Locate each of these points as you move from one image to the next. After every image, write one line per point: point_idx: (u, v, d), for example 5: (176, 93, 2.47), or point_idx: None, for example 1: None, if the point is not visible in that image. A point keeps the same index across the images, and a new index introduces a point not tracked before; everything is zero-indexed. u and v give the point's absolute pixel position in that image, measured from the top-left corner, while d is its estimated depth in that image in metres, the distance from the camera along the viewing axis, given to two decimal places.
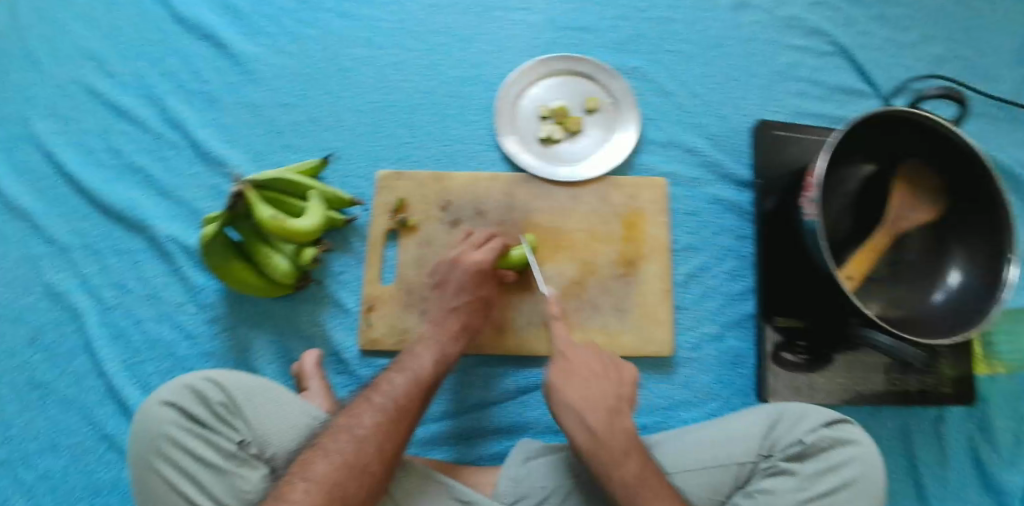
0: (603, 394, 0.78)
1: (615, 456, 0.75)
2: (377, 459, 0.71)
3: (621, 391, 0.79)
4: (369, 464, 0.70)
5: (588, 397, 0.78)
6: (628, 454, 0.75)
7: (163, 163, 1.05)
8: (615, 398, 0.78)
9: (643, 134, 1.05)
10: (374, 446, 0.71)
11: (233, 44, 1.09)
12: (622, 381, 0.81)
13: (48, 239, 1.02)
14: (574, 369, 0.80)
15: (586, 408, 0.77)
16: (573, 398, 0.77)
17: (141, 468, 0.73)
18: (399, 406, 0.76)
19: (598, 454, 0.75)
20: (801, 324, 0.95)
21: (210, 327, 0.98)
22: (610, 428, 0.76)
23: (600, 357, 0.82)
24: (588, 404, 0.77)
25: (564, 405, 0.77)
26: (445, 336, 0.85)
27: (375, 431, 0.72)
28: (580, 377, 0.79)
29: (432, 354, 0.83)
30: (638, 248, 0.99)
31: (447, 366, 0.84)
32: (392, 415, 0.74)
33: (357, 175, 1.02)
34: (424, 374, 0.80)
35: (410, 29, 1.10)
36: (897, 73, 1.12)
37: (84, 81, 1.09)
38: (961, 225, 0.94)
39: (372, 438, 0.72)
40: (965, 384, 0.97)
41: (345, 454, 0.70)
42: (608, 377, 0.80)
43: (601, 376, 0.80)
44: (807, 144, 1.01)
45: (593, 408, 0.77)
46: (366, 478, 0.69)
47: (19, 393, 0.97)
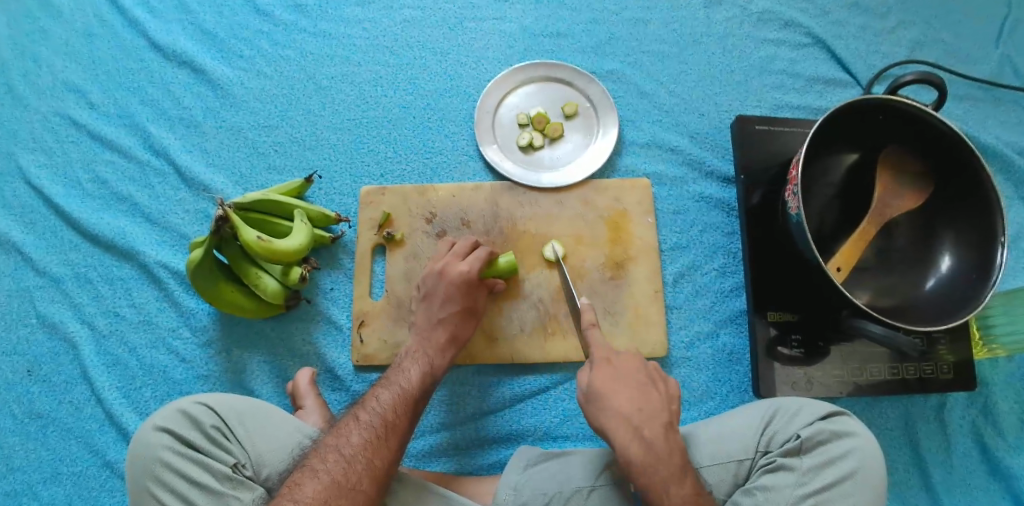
0: (655, 410, 0.76)
1: (672, 474, 0.72)
2: (367, 477, 0.70)
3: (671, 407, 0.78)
4: (359, 483, 0.70)
5: (643, 410, 0.76)
6: (683, 475, 0.72)
7: (150, 190, 1.06)
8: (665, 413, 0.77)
9: (623, 135, 1.06)
10: (364, 464, 0.71)
11: (212, 70, 1.11)
12: (670, 397, 0.79)
13: (41, 271, 1.04)
14: (624, 380, 0.78)
15: (642, 423, 0.75)
16: (628, 410, 0.75)
17: (139, 494, 0.73)
18: (387, 422, 0.75)
19: (654, 472, 0.72)
20: (795, 317, 0.94)
21: (203, 350, 0.99)
22: (667, 443, 0.74)
23: (647, 368, 0.80)
24: (646, 420, 0.75)
25: (618, 418, 0.75)
26: (433, 349, 0.85)
27: (363, 448, 0.72)
28: (631, 390, 0.77)
29: (419, 368, 0.83)
30: (626, 249, 0.98)
31: (435, 379, 0.83)
32: (380, 431, 0.74)
33: (341, 192, 1.03)
34: (412, 389, 0.80)
35: (387, 45, 1.11)
36: (874, 61, 1.12)
37: (68, 114, 1.11)
38: (951, 211, 0.93)
39: (361, 456, 0.71)
40: (966, 368, 0.95)
41: (335, 474, 0.69)
42: (657, 389, 0.78)
43: (648, 387, 0.78)
44: (787, 136, 1.01)
45: (649, 422, 0.75)
46: (356, 496, 0.69)
47: (18, 426, 0.98)
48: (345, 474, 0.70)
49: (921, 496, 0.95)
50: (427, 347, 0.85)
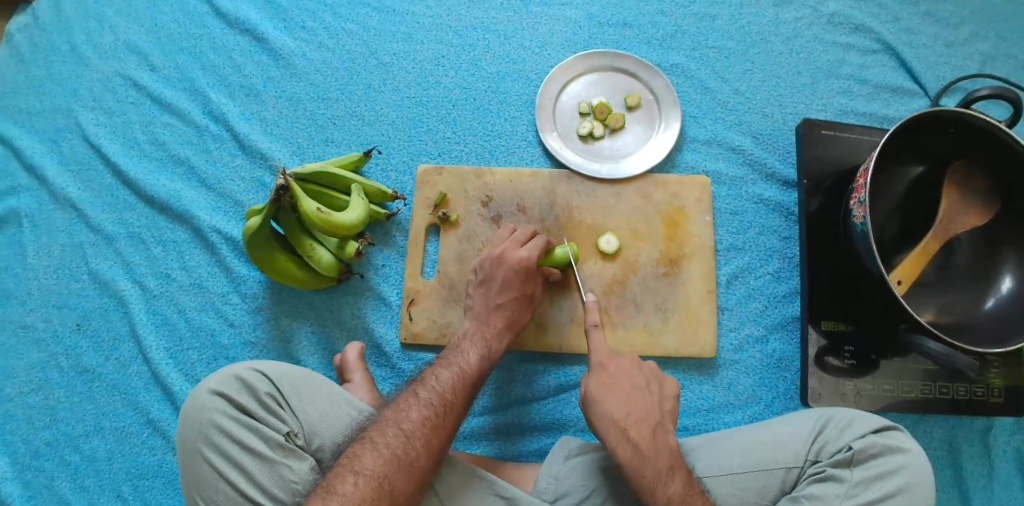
0: (658, 456, 0.73)
1: (659, 473, 0.72)
2: (425, 453, 0.71)
3: (651, 380, 0.80)
4: (416, 457, 0.70)
5: (632, 412, 0.76)
6: (673, 471, 0.73)
7: (207, 155, 1.06)
8: (642, 380, 0.80)
9: (683, 131, 1.04)
10: (423, 438, 0.71)
11: (274, 39, 1.10)
12: (664, 397, 0.80)
13: (96, 229, 1.04)
14: (618, 383, 0.79)
15: (631, 424, 0.75)
16: (617, 412, 0.76)
17: (190, 455, 0.73)
18: (446, 399, 0.76)
19: (642, 474, 0.73)
20: (849, 328, 0.93)
21: (252, 317, 1.00)
22: (653, 442, 0.74)
23: (643, 370, 0.81)
24: (635, 421, 0.75)
25: (608, 422, 0.76)
26: (491, 330, 0.86)
27: (423, 423, 0.73)
28: (622, 391, 0.78)
29: (478, 352, 0.83)
30: (683, 246, 0.97)
31: (492, 364, 0.84)
32: (440, 408, 0.75)
33: (398, 169, 1.03)
34: (471, 371, 0.81)
35: (450, 24, 1.10)
36: (945, 72, 1.09)
37: (128, 76, 1.11)
38: (1017, 231, 0.91)
39: (421, 430, 0.72)
40: (1017, 395, 0.94)
41: (395, 448, 0.70)
42: (650, 391, 0.79)
43: (643, 389, 0.79)
44: (854, 144, 0.99)
45: (638, 423, 0.76)
46: (412, 472, 0.69)
47: (66, 378, 0.99)
48: (406, 447, 0.70)
49: None
50: (483, 330, 0.86)
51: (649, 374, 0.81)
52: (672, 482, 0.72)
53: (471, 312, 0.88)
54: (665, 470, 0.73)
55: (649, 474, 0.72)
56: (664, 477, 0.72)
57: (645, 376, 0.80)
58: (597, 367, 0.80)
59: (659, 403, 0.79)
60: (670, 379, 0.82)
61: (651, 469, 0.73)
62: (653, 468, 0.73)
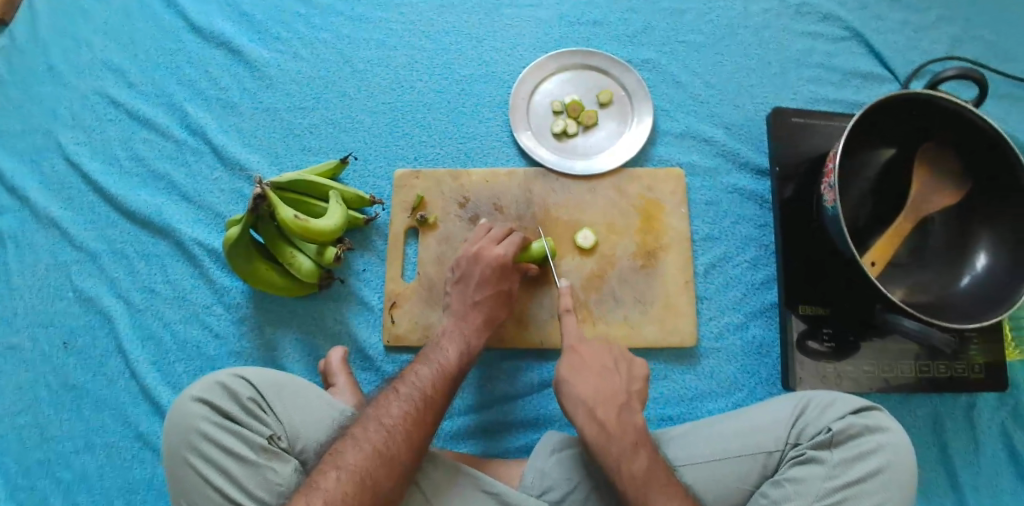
0: (624, 435, 0.74)
1: (625, 450, 0.73)
2: (407, 448, 0.71)
3: (620, 362, 0.81)
4: (398, 452, 0.70)
5: (600, 392, 0.77)
6: (638, 449, 0.74)
7: (187, 169, 1.07)
8: (609, 362, 0.80)
9: (657, 125, 1.06)
10: (405, 433, 0.72)
11: (249, 52, 1.11)
12: (633, 378, 0.80)
13: (79, 247, 1.05)
14: (588, 365, 0.80)
15: (598, 404, 0.76)
16: (586, 393, 0.77)
17: (175, 463, 0.74)
18: (427, 395, 0.77)
19: (607, 451, 0.73)
20: (827, 311, 0.94)
21: (236, 327, 1.00)
22: (620, 422, 0.75)
23: (614, 353, 0.81)
24: (602, 401, 0.76)
25: (576, 402, 0.77)
26: (468, 326, 0.86)
27: (405, 418, 0.73)
28: (591, 372, 0.79)
29: (459, 348, 0.84)
30: (659, 238, 0.98)
31: (471, 359, 0.84)
32: (421, 403, 0.75)
33: (376, 174, 1.04)
34: (450, 366, 0.81)
35: (423, 30, 1.12)
36: (913, 56, 1.10)
37: (107, 94, 1.12)
38: (989, 209, 0.92)
39: (403, 425, 0.72)
40: (998, 370, 0.94)
41: (377, 444, 0.70)
42: (619, 373, 0.80)
43: (611, 370, 0.80)
44: (824, 130, 1.00)
45: (605, 404, 0.76)
46: (394, 467, 0.69)
47: (54, 396, 1.00)
48: (387, 444, 0.71)
49: (946, 496, 0.95)
50: (462, 329, 0.86)
51: (617, 357, 0.81)
52: (636, 459, 0.73)
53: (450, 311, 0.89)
54: (630, 447, 0.74)
55: (615, 451, 0.73)
56: (629, 454, 0.73)
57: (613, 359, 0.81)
58: (568, 351, 0.81)
59: (627, 384, 0.79)
60: (640, 361, 0.83)
61: (616, 446, 0.73)
62: (619, 446, 0.73)
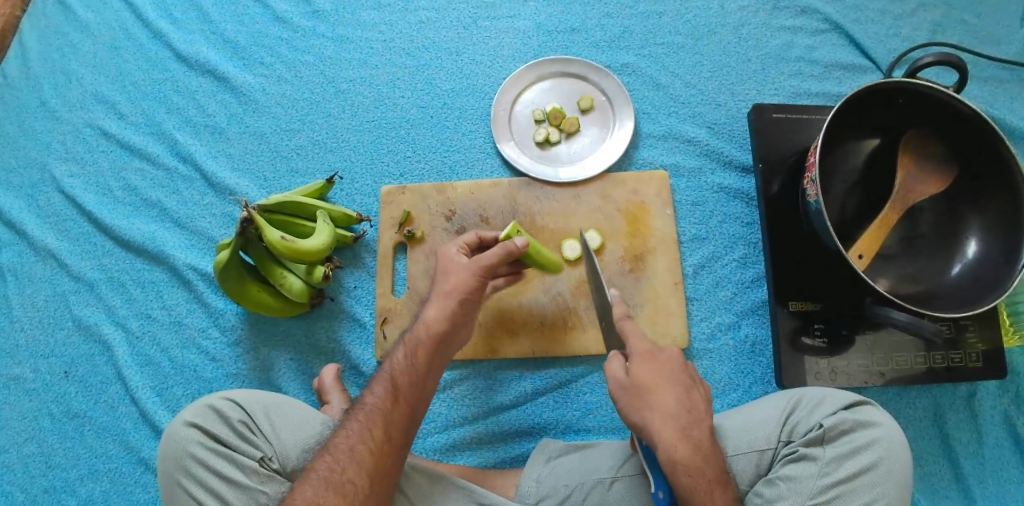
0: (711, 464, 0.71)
1: (712, 477, 0.70)
2: (356, 468, 0.71)
3: (693, 380, 0.76)
4: (346, 473, 0.70)
5: (691, 411, 0.73)
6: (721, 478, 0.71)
7: (178, 196, 1.09)
8: (687, 378, 0.76)
9: (638, 128, 1.06)
10: (348, 452, 0.72)
11: (234, 77, 1.13)
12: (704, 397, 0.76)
13: (76, 277, 1.07)
14: (667, 375, 0.74)
15: (693, 425, 0.72)
16: (677, 409, 0.72)
17: (170, 486, 0.75)
18: (369, 408, 0.76)
19: (700, 473, 0.69)
20: (818, 306, 0.93)
21: (232, 349, 1.02)
22: (711, 446, 0.72)
23: (688, 368, 0.77)
24: (694, 421, 0.72)
25: (666, 420, 0.71)
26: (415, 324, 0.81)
27: (348, 437, 0.73)
28: (677, 389, 0.74)
29: (406, 346, 0.80)
30: (646, 241, 0.98)
31: (421, 355, 0.79)
32: (363, 419, 0.75)
33: (362, 191, 1.05)
34: (395, 369, 0.79)
35: (403, 46, 1.13)
36: (894, 45, 1.10)
37: (98, 125, 1.14)
38: (976, 193, 0.90)
39: (347, 445, 0.72)
40: (996, 357, 0.92)
41: (322, 470, 0.71)
42: (697, 392, 0.75)
43: (690, 387, 0.75)
44: (805, 124, 1.00)
45: (697, 425, 0.73)
46: (344, 487, 0.69)
47: (58, 425, 1.01)
48: (331, 468, 0.71)
49: (949, 487, 0.94)
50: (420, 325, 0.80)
51: (693, 376, 0.77)
52: (723, 491, 0.70)
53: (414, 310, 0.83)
54: (716, 479, 0.70)
55: (703, 483, 0.69)
56: (715, 482, 0.70)
57: (687, 375, 0.77)
58: (649, 361, 0.74)
59: (705, 403, 0.75)
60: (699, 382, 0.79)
61: (710, 473, 0.70)
62: (709, 470, 0.70)
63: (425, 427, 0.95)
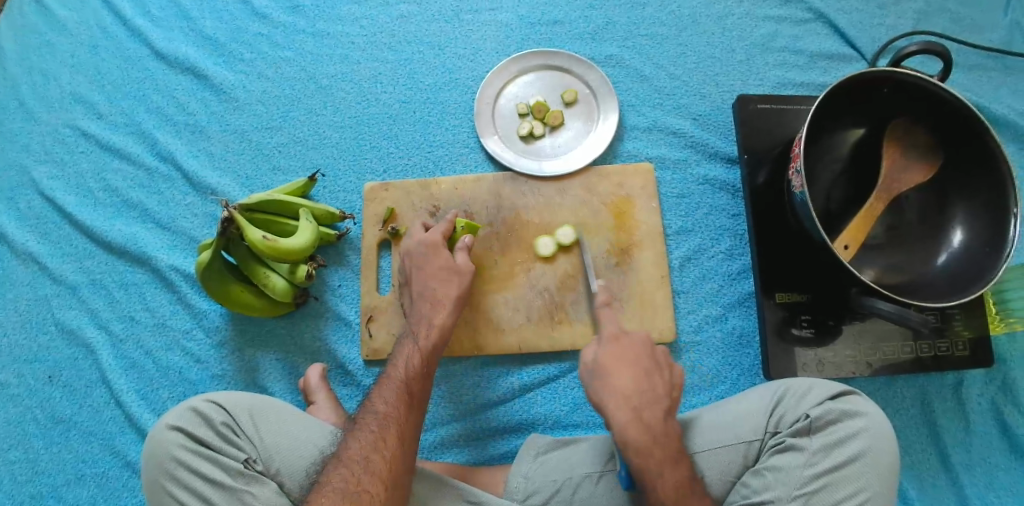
0: (664, 449, 0.71)
1: (664, 460, 0.70)
2: (371, 478, 0.70)
3: (661, 363, 0.76)
4: (360, 483, 0.70)
5: (643, 393, 0.73)
6: (676, 462, 0.71)
7: (159, 196, 1.08)
8: (651, 362, 0.75)
9: (623, 121, 1.05)
10: (363, 462, 0.71)
11: (214, 74, 1.12)
12: (672, 383, 0.76)
13: (57, 280, 1.06)
14: (626, 355, 0.75)
15: (643, 407, 0.72)
16: (628, 387, 0.73)
17: (154, 490, 0.74)
18: (381, 417, 0.76)
19: (651, 456, 0.69)
20: (804, 298, 0.93)
21: (217, 350, 1.01)
22: (664, 427, 0.72)
23: (654, 352, 0.76)
24: (647, 403, 0.72)
25: (618, 399, 0.72)
26: (424, 330, 0.86)
27: (362, 447, 0.73)
28: (631, 370, 0.74)
29: (417, 353, 0.84)
30: (632, 234, 0.98)
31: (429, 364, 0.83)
32: (376, 427, 0.74)
33: (346, 189, 1.05)
34: (408, 377, 0.80)
35: (385, 41, 1.11)
36: (879, 33, 1.09)
37: (78, 126, 1.13)
38: (963, 183, 0.89)
39: (361, 455, 0.72)
40: (983, 345, 0.92)
41: (336, 482, 0.69)
42: (661, 375, 0.75)
43: (654, 370, 0.75)
44: (790, 114, 0.99)
45: (650, 406, 0.72)
46: (360, 497, 0.69)
47: (43, 431, 1.00)
48: (345, 479, 0.70)
49: (937, 474, 0.94)
50: (430, 333, 0.86)
51: (660, 359, 0.77)
52: (674, 471, 0.70)
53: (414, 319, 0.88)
54: (666, 460, 0.70)
55: (652, 464, 0.69)
56: (667, 464, 0.70)
57: (654, 358, 0.76)
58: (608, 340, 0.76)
59: (668, 389, 0.75)
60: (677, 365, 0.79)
61: (660, 454, 0.70)
62: (659, 454, 0.70)
63: None
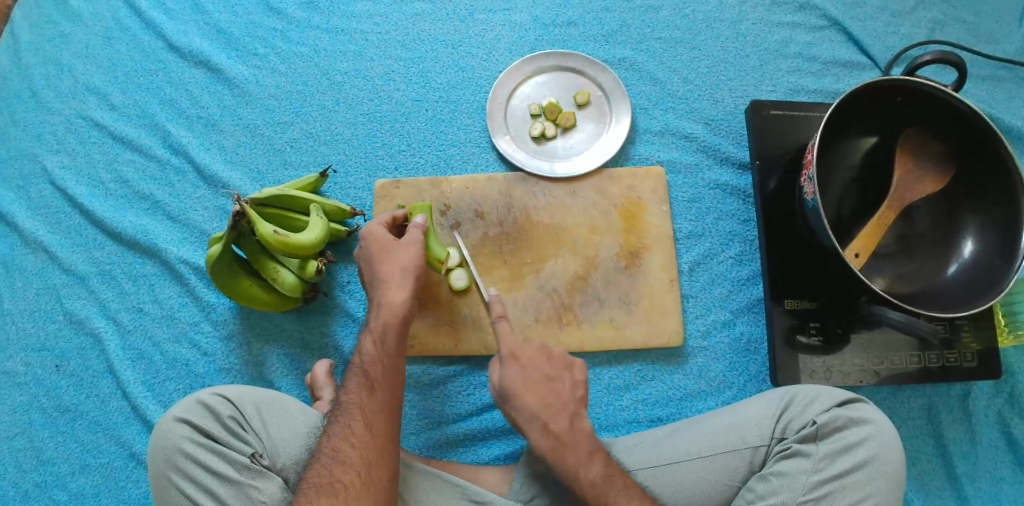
0: (577, 450, 0.75)
1: (581, 459, 0.75)
2: (343, 468, 0.70)
3: (563, 366, 0.80)
4: (335, 473, 0.70)
5: (549, 403, 0.77)
6: (593, 458, 0.75)
7: (170, 188, 1.08)
8: (551, 367, 0.80)
9: (635, 124, 1.05)
10: (332, 453, 0.71)
11: (226, 68, 1.12)
12: (575, 383, 0.80)
13: (66, 270, 1.06)
14: (530, 368, 0.79)
15: (551, 417, 0.76)
16: (534, 405, 0.77)
17: (161, 483, 0.75)
18: (346, 409, 0.75)
19: (564, 461, 0.75)
20: (813, 305, 0.93)
21: (224, 343, 1.01)
22: (572, 432, 0.76)
23: (556, 357, 0.81)
24: (553, 413, 0.77)
25: (528, 413, 0.77)
26: (375, 317, 0.82)
27: (331, 439, 0.73)
28: (537, 381, 0.78)
29: (370, 337, 0.81)
30: (641, 237, 0.98)
31: (386, 343, 0.80)
32: (340, 419, 0.74)
33: (356, 185, 1.05)
34: (366, 364, 0.79)
35: (398, 39, 1.12)
36: (894, 42, 1.09)
37: (90, 117, 1.13)
38: (975, 194, 0.89)
39: (331, 447, 0.72)
40: (992, 357, 0.92)
41: (313, 477, 0.70)
42: (561, 381, 0.79)
43: (552, 379, 0.79)
44: (804, 121, 0.99)
45: (557, 415, 0.77)
46: (333, 488, 0.69)
47: (49, 420, 1.00)
48: (321, 472, 0.70)
49: (943, 485, 0.94)
50: (379, 314, 0.81)
51: (560, 362, 0.81)
52: (591, 471, 0.74)
53: (373, 304, 0.84)
54: (584, 459, 0.75)
55: (569, 466, 0.74)
56: (585, 463, 0.74)
57: (562, 363, 0.81)
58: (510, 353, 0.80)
59: (571, 391, 0.79)
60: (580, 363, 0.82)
61: (573, 457, 0.75)
62: (574, 456, 0.75)
63: (419, 423, 0.94)
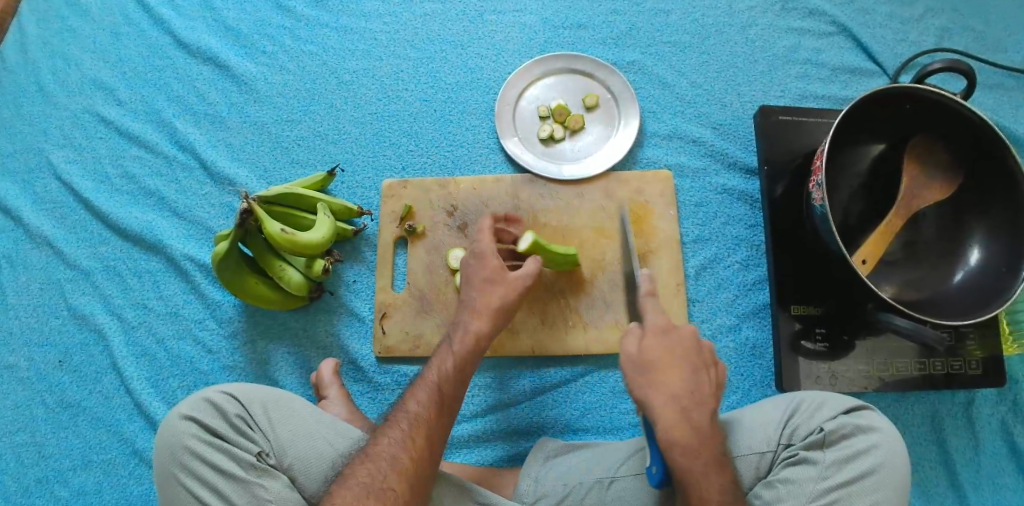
0: (706, 452, 0.69)
1: (707, 464, 0.69)
2: (398, 476, 0.70)
3: (708, 361, 0.76)
4: (387, 480, 0.69)
5: (681, 396, 0.72)
6: (718, 466, 0.69)
7: (176, 185, 1.08)
8: (700, 358, 0.75)
9: (643, 127, 1.05)
10: (389, 459, 0.71)
11: (235, 65, 1.12)
12: (711, 383, 0.75)
13: (71, 265, 1.06)
14: (668, 357, 0.74)
15: (689, 407, 0.72)
16: (673, 393, 0.72)
17: (167, 480, 0.74)
18: (411, 417, 0.75)
19: (691, 457, 0.69)
20: (819, 311, 0.93)
21: (229, 341, 1.01)
22: (707, 429, 0.71)
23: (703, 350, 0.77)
24: (692, 402, 0.72)
25: (663, 402, 0.71)
26: (458, 334, 0.84)
27: (390, 444, 0.72)
28: (672, 371, 0.74)
29: (449, 354, 0.82)
30: (648, 241, 0.98)
31: (464, 365, 0.82)
32: (406, 427, 0.74)
33: (363, 185, 1.05)
34: (443, 380, 0.79)
35: (408, 39, 1.12)
36: (902, 49, 1.09)
37: (98, 112, 1.13)
38: (982, 202, 0.89)
39: (388, 453, 0.72)
40: (996, 364, 0.92)
41: (362, 476, 0.69)
42: (706, 376, 0.75)
43: (698, 369, 0.75)
44: (811, 127, 0.99)
45: (696, 407, 0.72)
46: (384, 494, 0.68)
47: (51, 415, 1.00)
48: (372, 475, 0.69)
49: (946, 493, 0.94)
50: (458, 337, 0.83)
51: (707, 356, 0.77)
52: (720, 475, 0.69)
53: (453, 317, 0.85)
54: (712, 462, 0.69)
55: (698, 466, 0.68)
56: (711, 469, 0.69)
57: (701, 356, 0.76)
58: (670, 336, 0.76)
59: (708, 388, 0.74)
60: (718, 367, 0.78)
61: (707, 457, 0.69)
62: (702, 460, 0.69)
63: None
